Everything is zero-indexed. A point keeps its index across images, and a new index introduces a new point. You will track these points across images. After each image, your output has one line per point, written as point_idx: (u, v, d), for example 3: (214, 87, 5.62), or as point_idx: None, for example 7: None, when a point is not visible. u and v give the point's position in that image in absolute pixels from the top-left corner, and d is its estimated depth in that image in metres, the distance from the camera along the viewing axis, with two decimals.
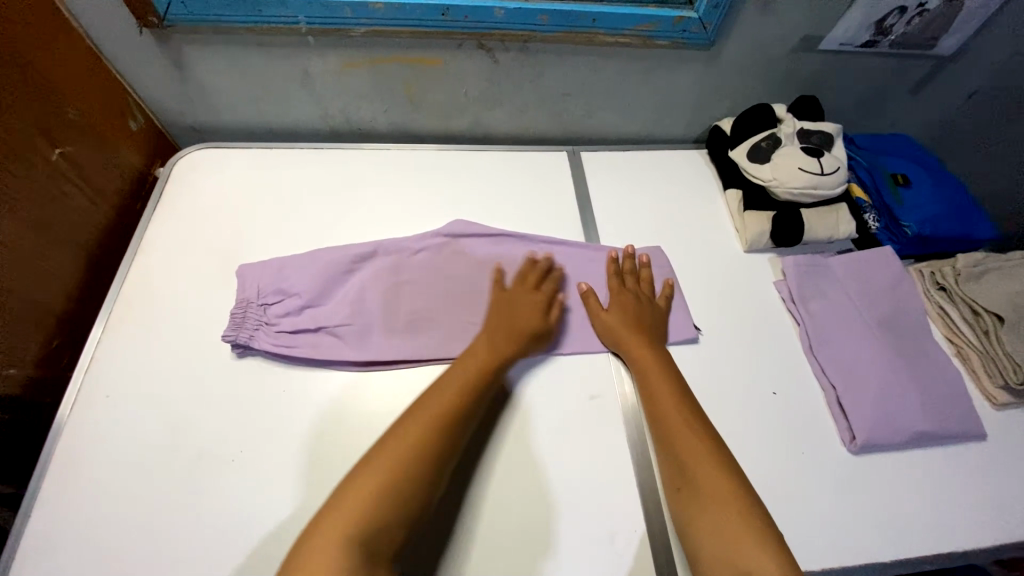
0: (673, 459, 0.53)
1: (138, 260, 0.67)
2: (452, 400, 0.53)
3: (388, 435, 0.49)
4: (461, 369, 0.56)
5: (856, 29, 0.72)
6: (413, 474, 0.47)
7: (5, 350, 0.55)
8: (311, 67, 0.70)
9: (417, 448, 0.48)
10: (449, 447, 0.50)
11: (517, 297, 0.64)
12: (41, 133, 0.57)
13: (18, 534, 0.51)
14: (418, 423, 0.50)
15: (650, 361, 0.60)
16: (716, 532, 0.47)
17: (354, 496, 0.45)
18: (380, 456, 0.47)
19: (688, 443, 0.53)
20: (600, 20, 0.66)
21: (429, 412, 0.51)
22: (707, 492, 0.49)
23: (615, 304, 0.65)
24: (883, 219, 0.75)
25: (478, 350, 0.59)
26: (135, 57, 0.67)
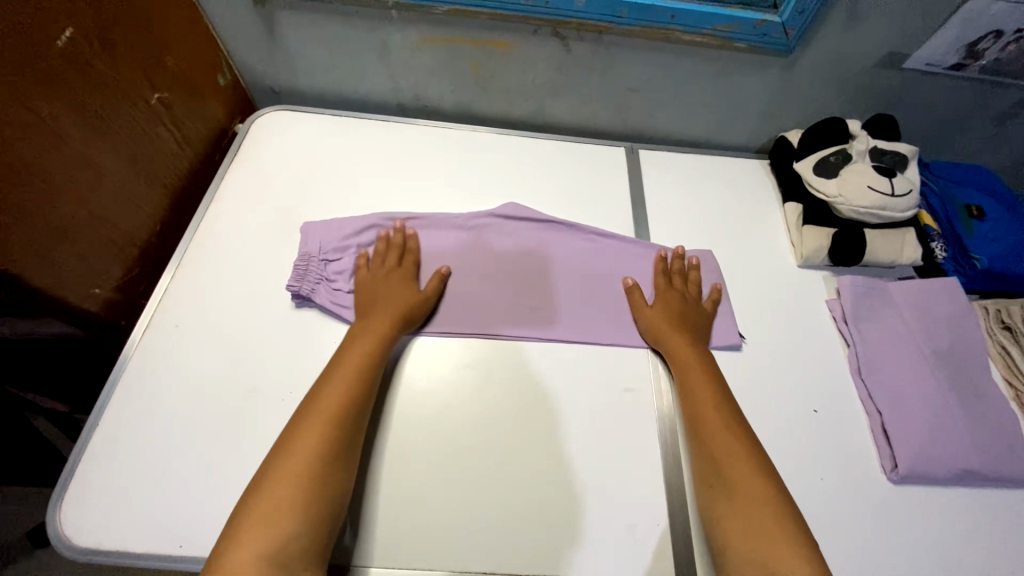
0: (708, 456, 0.53)
1: (214, 205, 0.71)
2: (332, 406, 0.51)
3: (276, 463, 0.48)
4: (342, 378, 0.54)
5: (946, 49, 0.69)
6: (312, 492, 0.46)
7: (94, 271, 0.60)
8: (390, 41, 0.73)
9: (312, 467, 0.47)
10: (342, 451, 0.49)
11: (388, 287, 0.63)
12: (145, 78, 0.62)
13: (86, 438, 0.56)
14: (303, 446, 0.48)
15: (687, 360, 0.60)
16: (750, 535, 0.47)
17: (256, 526, 0.44)
18: (273, 484, 0.46)
19: (725, 444, 0.53)
20: (679, 17, 0.66)
21: (316, 431, 0.49)
22: (740, 492, 0.50)
23: (659, 303, 0.65)
24: (952, 249, 0.72)
25: (355, 349, 0.57)
26: (231, 16, 0.71)
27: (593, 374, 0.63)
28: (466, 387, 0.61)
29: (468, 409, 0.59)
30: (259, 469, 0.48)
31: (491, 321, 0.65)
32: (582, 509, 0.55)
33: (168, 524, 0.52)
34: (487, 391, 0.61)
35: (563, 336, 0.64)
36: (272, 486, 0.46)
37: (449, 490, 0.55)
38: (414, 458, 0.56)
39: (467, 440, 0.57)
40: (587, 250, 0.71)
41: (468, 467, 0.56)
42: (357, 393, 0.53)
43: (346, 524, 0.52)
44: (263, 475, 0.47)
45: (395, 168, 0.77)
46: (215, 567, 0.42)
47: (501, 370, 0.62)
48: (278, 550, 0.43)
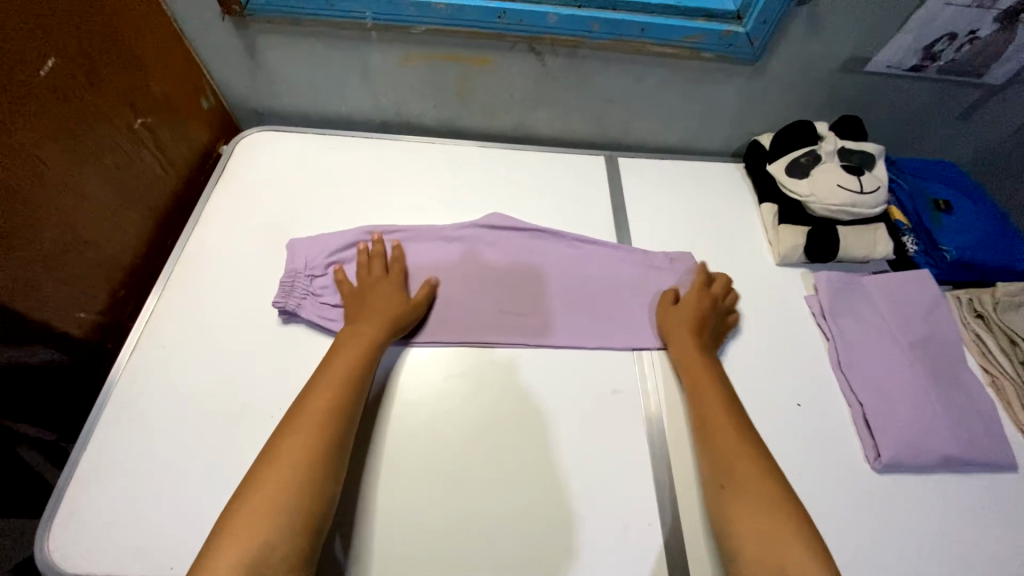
0: (715, 458, 0.54)
1: (200, 226, 0.72)
2: (322, 408, 0.52)
3: (261, 468, 0.48)
4: (331, 382, 0.54)
5: (904, 52, 0.72)
6: (298, 495, 0.46)
7: (80, 296, 0.60)
8: (370, 61, 0.75)
9: (299, 470, 0.47)
10: (332, 455, 0.50)
11: (374, 293, 0.64)
12: (129, 105, 0.63)
13: (73, 463, 0.55)
14: (292, 448, 0.49)
15: (694, 360, 0.61)
16: (761, 532, 0.48)
17: (241, 528, 0.44)
18: (259, 486, 0.46)
19: (731, 445, 0.54)
20: (648, 30, 0.68)
21: (305, 434, 0.50)
22: (748, 492, 0.50)
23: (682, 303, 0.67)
24: (922, 242, 0.74)
25: (344, 352, 0.57)
26: (213, 41, 0.73)
27: (581, 377, 0.64)
28: (456, 396, 0.61)
29: (457, 418, 0.60)
30: (246, 473, 0.49)
31: (479, 329, 0.65)
32: (574, 512, 0.55)
33: (158, 547, 0.52)
34: (476, 400, 0.61)
35: (550, 341, 0.65)
36: (258, 488, 0.46)
37: (442, 500, 0.55)
38: (406, 468, 0.56)
39: (457, 448, 0.58)
40: (570, 255, 0.73)
41: (459, 476, 0.56)
42: (347, 397, 0.54)
43: (339, 539, 0.52)
44: (251, 477, 0.47)
45: (380, 184, 0.78)
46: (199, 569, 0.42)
47: (490, 377, 0.63)
48: (259, 556, 0.43)
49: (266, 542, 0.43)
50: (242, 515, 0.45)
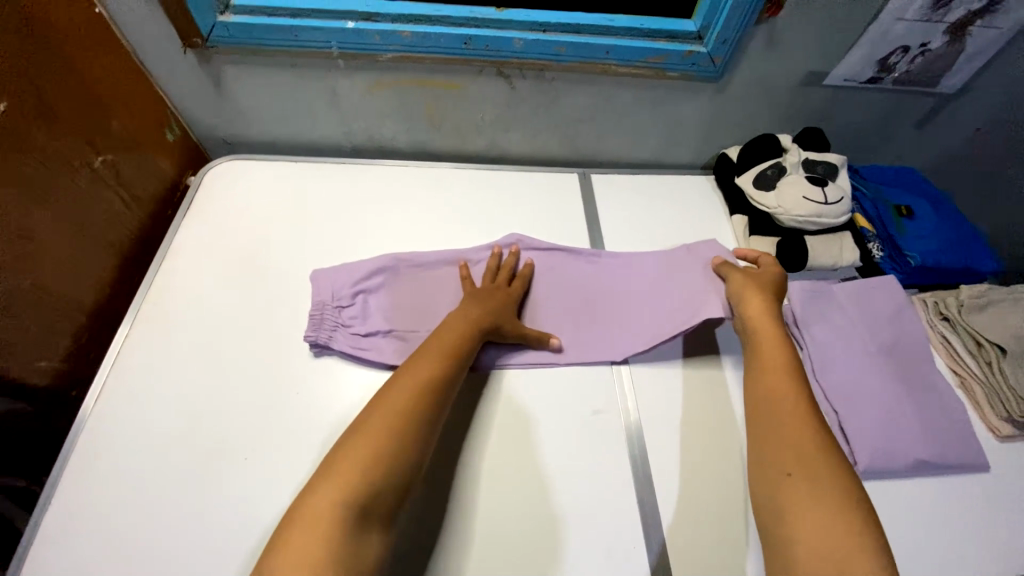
0: (771, 445, 0.53)
1: (167, 262, 0.70)
2: (432, 369, 0.54)
3: (364, 420, 0.49)
4: (439, 345, 0.57)
5: (860, 65, 0.75)
6: (397, 448, 0.47)
7: (39, 343, 0.58)
8: (338, 88, 0.75)
9: (403, 424, 0.49)
10: (431, 417, 0.51)
11: (492, 293, 0.66)
12: (86, 141, 0.61)
13: (35, 521, 0.53)
14: (399, 401, 0.50)
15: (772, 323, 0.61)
16: (819, 525, 0.46)
17: (344, 473, 0.44)
18: (365, 434, 0.47)
19: (793, 422, 0.53)
20: (612, 51, 0.69)
21: (410, 391, 0.51)
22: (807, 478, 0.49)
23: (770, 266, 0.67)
24: (887, 248, 0.76)
25: (454, 325, 0.60)
26: (177, 72, 0.71)
27: (562, 399, 0.63)
28: None
29: (436, 450, 0.58)
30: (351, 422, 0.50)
31: None
32: (559, 539, 0.54)
33: None
34: (455, 431, 0.60)
35: (528, 362, 0.65)
36: (361, 436, 0.47)
37: (417, 538, 0.53)
38: None
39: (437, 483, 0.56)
40: (545, 270, 0.73)
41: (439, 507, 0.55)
42: (451, 363, 0.55)
43: None
44: (357, 427, 0.49)
45: (356, 209, 0.78)
46: (297, 508, 0.43)
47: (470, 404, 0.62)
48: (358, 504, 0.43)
49: (365, 494, 0.44)
50: (342, 464, 0.45)
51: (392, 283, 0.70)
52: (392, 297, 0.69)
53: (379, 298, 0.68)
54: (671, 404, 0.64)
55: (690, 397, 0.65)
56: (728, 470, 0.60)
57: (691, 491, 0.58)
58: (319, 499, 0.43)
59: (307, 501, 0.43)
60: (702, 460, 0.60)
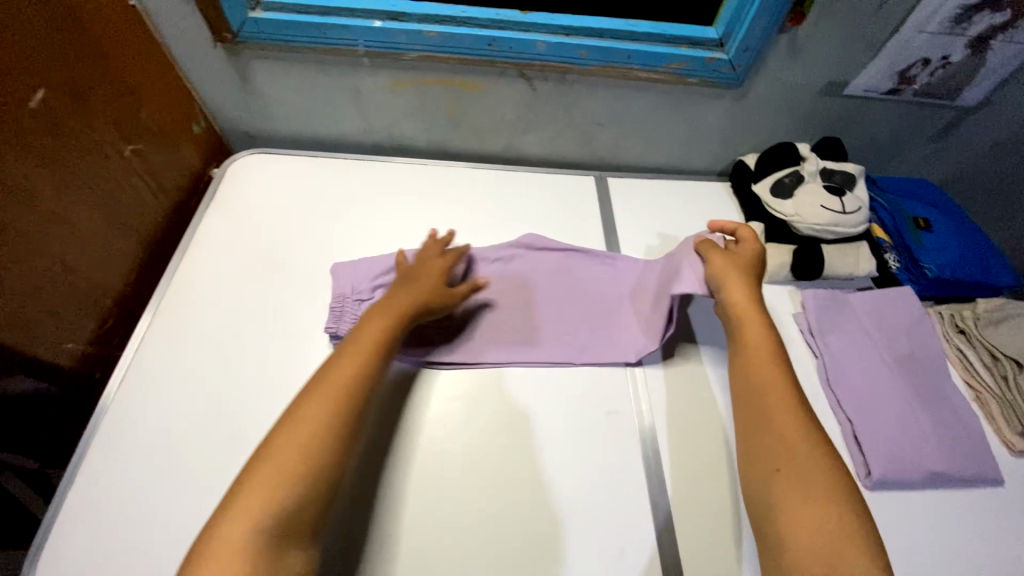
0: (768, 443, 0.52)
1: (190, 252, 0.72)
2: (349, 374, 0.52)
3: (274, 436, 0.48)
4: (359, 346, 0.54)
5: (880, 76, 0.75)
6: (314, 463, 0.46)
7: (67, 325, 0.60)
8: (362, 86, 0.76)
9: (316, 437, 0.47)
10: (349, 426, 0.49)
11: (427, 278, 0.63)
12: (117, 131, 0.63)
13: (58, 500, 0.54)
14: (313, 413, 0.49)
15: (756, 312, 0.60)
16: (815, 527, 0.46)
17: (252, 497, 0.44)
18: (277, 451, 0.46)
19: (790, 429, 0.52)
20: (634, 56, 0.70)
21: (325, 400, 0.50)
22: (805, 484, 0.48)
23: (751, 245, 0.66)
24: (903, 259, 0.77)
25: (375, 319, 0.57)
26: (206, 66, 0.73)
27: (575, 399, 0.64)
28: (448, 421, 0.61)
29: (450, 445, 0.59)
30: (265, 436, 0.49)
31: (467, 349, 0.66)
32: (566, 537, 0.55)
33: None
34: (468, 426, 0.61)
35: (541, 361, 0.66)
36: (272, 454, 0.46)
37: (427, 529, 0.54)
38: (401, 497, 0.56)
39: (450, 477, 0.58)
40: (550, 271, 0.73)
41: (451, 500, 0.56)
42: (375, 362, 0.54)
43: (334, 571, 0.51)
44: (268, 444, 0.47)
45: (373, 206, 0.79)
46: (206, 537, 0.42)
47: (483, 402, 0.63)
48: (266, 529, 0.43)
49: (275, 517, 0.43)
50: (251, 487, 0.44)
51: None
52: None
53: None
54: (684, 408, 0.64)
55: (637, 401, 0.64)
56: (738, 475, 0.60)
57: (699, 495, 0.58)
58: (229, 525, 0.42)
59: (217, 532, 0.42)
60: (710, 466, 0.60)
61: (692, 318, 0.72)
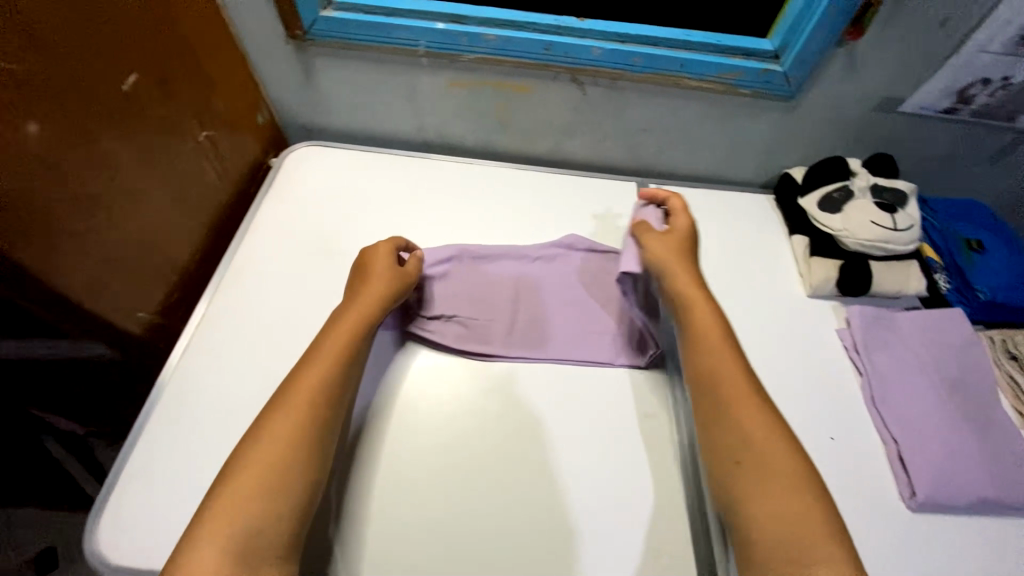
0: (734, 434, 0.52)
1: (249, 235, 0.76)
2: (309, 392, 0.53)
3: (245, 451, 0.50)
4: (319, 361, 0.55)
5: (938, 95, 0.74)
6: (281, 483, 0.48)
7: (142, 295, 0.64)
8: (418, 85, 0.79)
9: (281, 458, 0.49)
10: (315, 443, 0.51)
11: (381, 281, 0.63)
12: (194, 118, 0.67)
13: (124, 458, 0.58)
14: (275, 434, 0.50)
15: (703, 297, 0.61)
16: (777, 517, 0.48)
17: (220, 521, 0.46)
18: (241, 475, 0.48)
19: (760, 431, 0.52)
20: (687, 65, 0.71)
21: (288, 420, 0.51)
22: (771, 484, 0.49)
23: (682, 220, 0.68)
24: (954, 281, 0.75)
25: (335, 330, 0.58)
26: (274, 61, 0.77)
27: (611, 399, 0.65)
28: (488, 411, 0.63)
29: (489, 434, 0.61)
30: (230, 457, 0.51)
31: (510, 343, 0.68)
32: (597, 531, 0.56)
33: None
34: (507, 417, 0.63)
35: (580, 359, 0.67)
36: (239, 478, 0.48)
37: (464, 513, 0.56)
38: (441, 480, 0.58)
39: (488, 465, 0.59)
40: (587, 275, 0.75)
41: (488, 486, 0.58)
42: (337, 375, 0.55)
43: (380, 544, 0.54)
44: (234, 466, 0.49)
45: (422, 200, 0.82)
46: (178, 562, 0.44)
47: (521, 396, 0.64)
48: (245, 542, 0.45)
49: (251, 530, 0.46)
50: (226, 504, 0.47)
51: (456, 272, 0.73)
52: (456, 285, 0.72)
53: (444, 286, 0.72)
54: None
55: (598, 404, 0.64)
56: None
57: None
58: (207, 544, 0.45)
59: (193, 553, 0.44)
60: None
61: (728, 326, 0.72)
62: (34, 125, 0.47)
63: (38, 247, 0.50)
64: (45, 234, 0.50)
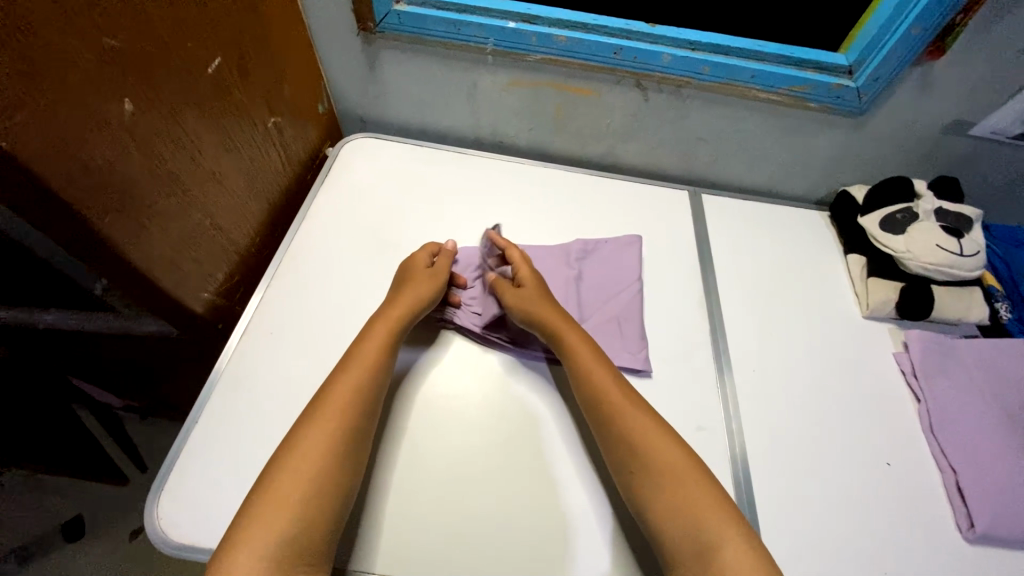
0: (614, 430, 0.54)
1: (306, 222, 0.76)
2: (347, 396, 0.52)
3: (280, 460, 0.48)
4: (358, 368, 0.55)
5: (1011, 119, 0.71)
6: (321, 490, 0.47)
7: (206, 275, 0.65)
8: (479, 82, 0.79)
9: (322, 465, 0.48)
10: (354, 450, 0.51)
11: (420, 288, 0.63)
12: (266, 105, 0.68)
13: (184, 434, 0.59)
14: (314, 440, 0.49)
15: (570, 326, 0.62)
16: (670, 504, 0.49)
17: (258, 528, 0.45)
18: (282, 481, 0.47)
19: (639, 422, 0.54)
20: (758, 76, 0.70)
21: (328, 426, 0.50)
22: (664, 474, 0.51)
23: (525, 266, 0.68)
24: (1017, 311, 0.74)
25: (373, 337, 0.58)
26: (340, 52, 0.78)
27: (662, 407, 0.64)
28: (539, 413, 0.62)
29: (540, 435, 0.60)
30: (268, 462, 0.50)
31: None
32: (643, 541, 0.54)
33: None
34: (558, 420, 0.62)
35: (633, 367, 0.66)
36: (280, 484, 0.47)
37: (510, 515, 0.55)
38: (488, 481, 0.57)
39: (538, 469, 0.58)
40: (620, 266, 0.75)
41: (536, 491, 0.57)
42: (375, 381, 0.55)
43: (426, 541, 0.53)
44: (273, 472, 0.48)
45: (475, 197, 0.82)
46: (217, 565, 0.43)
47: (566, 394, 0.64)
48: (282, 551, 0.44)
49: (290, 537, 0.45)
50: (264, 512, 0.45)
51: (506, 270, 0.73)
52: None
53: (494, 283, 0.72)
54: (770, 431, 0.64)
55: None
56: (819, 504, 0.59)
57: (777, 521, 0.57)
58: (245, 553, 0.43)
59: (230, 561, 0.43)
60: (794, 491, 0.60)
61: (779, 342, 0.72)
62: (128, 104, 0.48)
63: (124, 223, 0.51)
64: (126, 211, 0.51)
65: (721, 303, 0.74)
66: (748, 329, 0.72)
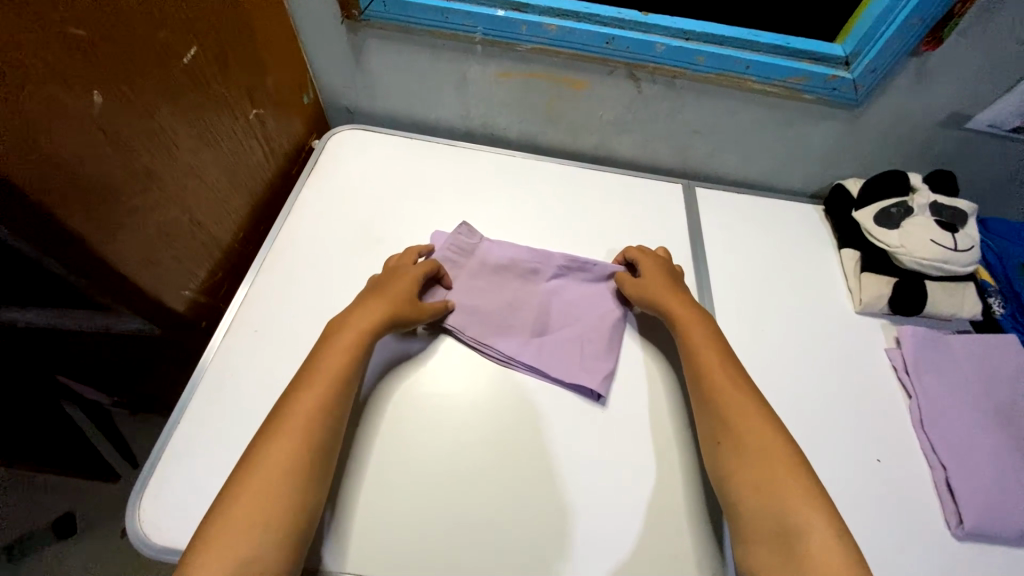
0: (719, 417, 0.54)
1: (291, 218, 0.75)
2: (311, 406, 0.51)
3: (236, 481, 0.47)
4: (320, 378, 0.53)
5: (1010, 112, 0.70)
6: (281, 504, 0.47)
7: (186, 272, 0.64)
8: (469, 73, 0.77)
9: (281, 480, 0.47)
10: (317, 462, 0.50)
11: (392, 301, 0.61)
12: (248, 97, 0.66)
13: (166, 435, 0.58)
14: (278, 452, 0.48)
15: (688, 305, 0.64)
16: (772, 496, 0.48)
17: (218, 542, 0.44)
18: (243, 496, 0.46)
19: (739, 413, 0.53)
20: (753, 67, 0.68)
21: (293, 438, 0.49)
22: (759, 478, 0.49)
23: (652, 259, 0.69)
24: (1010, 306, 0.75)
25: (341, 343, 0.57)
26: (326, 41, 0.76)
27: (652, 404, 0.62)
28: (530, 410, 0.61)
29: (531, 434, 0.59)
30: (230, 474, 0.49)
31: (552, 342, 0.66)
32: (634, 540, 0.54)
33: None
34: (547, 417, 0.61)
35: (622, 364, 0.65)
36: (242, 497, 0.46)
37: (498, 515, 0.54)
38: (477, 481, 0.56)
39: (529, 469, 0.57)
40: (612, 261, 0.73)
41: (526, 490, 0.56)
42: (337, 388, 0.53)
43: (412, 543, 0.52)
44: (234, 487, 0.47)
45: (465, 190, 0.80)
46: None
47: (558, 389, 0.63)
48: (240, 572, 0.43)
49: (247, 554, 0.44)
50: (223, 534, 0.44)
51: (494, 265, 0.71)
52: (495, 278, 0.70)
53: (485, 278, 0.70)
54: None
55: (612, 408, 0.62)
56: None
57: None
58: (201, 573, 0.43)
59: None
60: None
61: (772, 336, 0.71)
62: (98, 97, 0.46)
63: (97, 222, 0.49)
64: (100, 210, 0.49)
65: (714, 297, 0.73)
66: (742, 322, 0.72)
